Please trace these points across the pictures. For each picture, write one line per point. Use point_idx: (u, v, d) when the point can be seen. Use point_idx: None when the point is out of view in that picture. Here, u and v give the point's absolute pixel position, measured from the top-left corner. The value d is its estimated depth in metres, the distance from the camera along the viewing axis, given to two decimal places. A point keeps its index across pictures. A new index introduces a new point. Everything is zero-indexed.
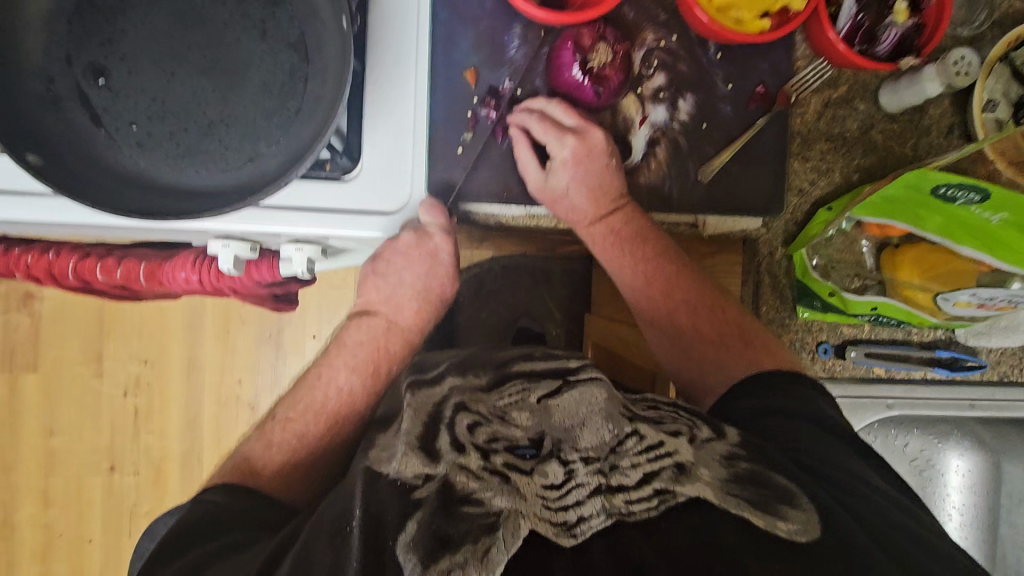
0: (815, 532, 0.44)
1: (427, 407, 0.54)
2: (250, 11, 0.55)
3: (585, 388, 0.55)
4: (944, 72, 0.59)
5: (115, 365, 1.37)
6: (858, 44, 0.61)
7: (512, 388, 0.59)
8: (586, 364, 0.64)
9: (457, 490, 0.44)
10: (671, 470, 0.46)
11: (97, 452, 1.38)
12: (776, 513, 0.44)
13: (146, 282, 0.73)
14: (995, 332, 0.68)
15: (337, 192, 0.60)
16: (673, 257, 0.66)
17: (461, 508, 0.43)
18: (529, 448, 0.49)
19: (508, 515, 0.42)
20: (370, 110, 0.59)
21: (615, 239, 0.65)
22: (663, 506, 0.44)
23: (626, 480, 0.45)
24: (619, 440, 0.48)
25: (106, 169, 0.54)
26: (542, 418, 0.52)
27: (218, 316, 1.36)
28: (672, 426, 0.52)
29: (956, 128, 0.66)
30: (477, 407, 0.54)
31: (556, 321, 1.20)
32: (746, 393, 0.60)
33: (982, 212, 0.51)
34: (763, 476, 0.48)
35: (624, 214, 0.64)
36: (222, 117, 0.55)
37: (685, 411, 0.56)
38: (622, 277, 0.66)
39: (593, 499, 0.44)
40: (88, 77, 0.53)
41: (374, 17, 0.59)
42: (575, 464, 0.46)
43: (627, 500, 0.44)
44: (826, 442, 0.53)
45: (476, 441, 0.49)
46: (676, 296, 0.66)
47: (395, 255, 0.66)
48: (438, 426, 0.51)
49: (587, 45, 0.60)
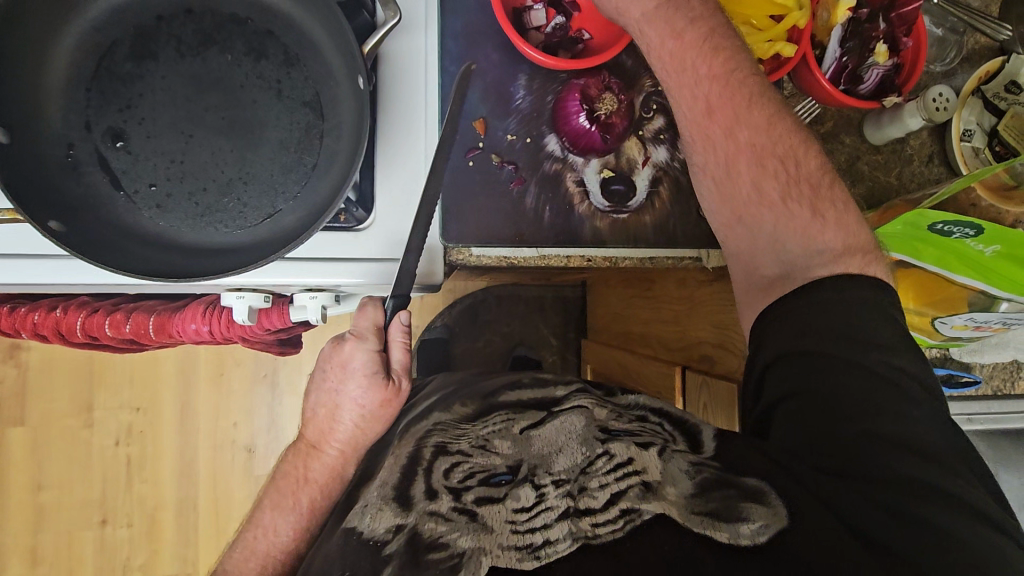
0: (783, 521, 0.46)
1: (408, 449, 0.57)
2: (265, 72, 0.56)
3: (566, 416, 0.58)
4: (924, 107, 0.63)
5: (106, 415, 1.34)
6: (843, 84, 0.64)
7: (495, 418, 0.61)
8: (571, 390, 0.67)
9: (425, 538, 0.46)
10: (638, 488, 0.48)
11: (89, 505, 1.34)
12: (740, 517, 0.46)
13: (156, 335, 0.72)
14: (987, 349, 0.70)
15: (353, 242, 0.61)
16: (778, 137, 0.58)
17: (427, 556, 0.44)
18: (505, 474, 0.51)
19: (470, 555, 0.43)
20: (381, 162, 0.61)
21: (721, 110, 0.58)
22: (629, 526, 0.45)
23: (594, 503, 0.47)
24: (589, 461, 0.51)
25: (123, 230, 0.54)
26: (522, 446, 0.54)
27: (212, 359, 1.35)
28: (646, 438, 0.55)
29: (936, 157, 0.71)
30: (457, 445, 0.55)
31: (551, 348, 1.32)
32: (771, 325, 0.56)
33: (976, 245, 0.54)
34: (729, 479, 0.49)
35: (721, 79, 0.57)
36: (239, 175, 0.56)
37: (668, 426, 0.58)
38: (681, 103, 0.59)
39: (560, 522, 0.46)
40: (107, 141, 0.55)
41: (384, 73, 0.61)
42: (546, 488, 0.48)
43: (593, 523, 0.46)
44: (844, 404, 0.51)
45: (449, 483, 0.51)
46: (767, 184, 0.58)
47: (320, 369, 0.66)
48: (415, 472, 0.53)
49: (594, 95, 0.65)
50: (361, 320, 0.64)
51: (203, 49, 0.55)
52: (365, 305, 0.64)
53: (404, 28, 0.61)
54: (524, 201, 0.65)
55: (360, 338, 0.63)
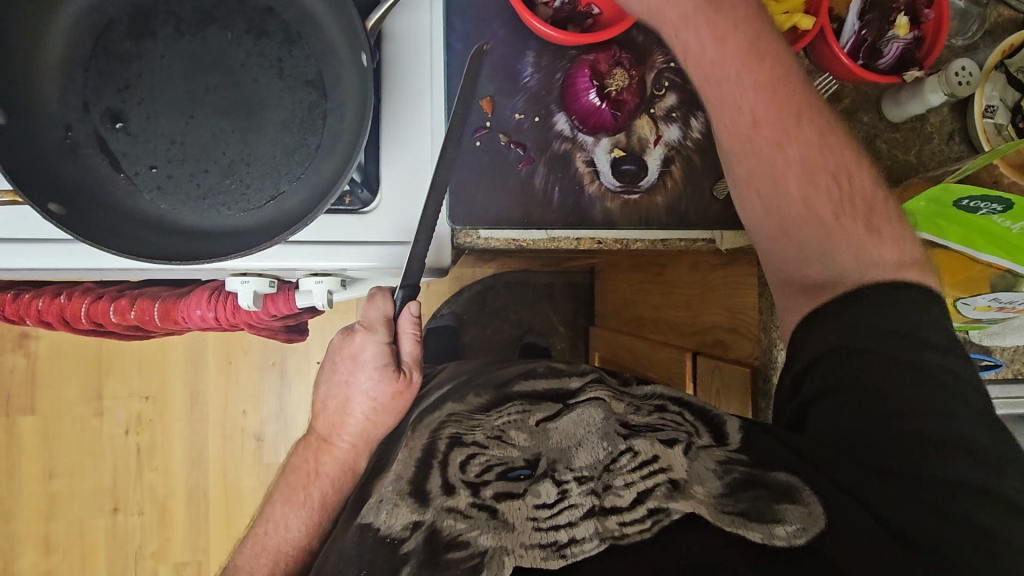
0: (819, 523, 0.44)
1: (422, 441, 0.56)
2: (266, 50, 0.55)
3: (583, 409, 0.56)
4: (946, 81, 0.60)
5: (116, 404, 1.35)
6: (862, 57, 0.63)
7: (510, 409, 0.60)
8: (587, 380, 0.65)
9: (444, 535, 0.45)
10: (665, 486, 0.47)
11: (100, 494, 1.35)
12: (773, 519, 0.45)
13: (161, 321, 0.71)
14: (1009, 332, 0.68)
15: (358, 224, 0.60)
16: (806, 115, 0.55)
17: (446, 555, 0.43)
18: (523, 469, 0.50)
19: (492, 555, 0.43)
20: (386, 142, 0.60)
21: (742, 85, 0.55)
22: (657, 526, 0.44)
23: (620, 501, 0.46)
24: (612, 457, 0.50)
25: (125, 214, 0.54)
26: (540, 438, 0.54)
27: (220, 347, 1.35)
28: (669, 434, 0.53)
29: (956, 135, 0.68)
30: (472, 436, 0.55)
31: (560, 336, 1.31)
32: (818, 322, 0.55)
33: (1004, 221, 0.52)
34: (758, 479, 0.48)
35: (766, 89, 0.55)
36: (241, 157, 0.55)
37: (690, 416, 0.57)
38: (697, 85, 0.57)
39: (585, 521, 0.45)
40: (106, 123, 0.53)
41: (388, 50, 0.60)
42: (568, 484, 0.47)
43: (620, 522, 0.44)
44: (889, 401, 0.50)
45: (466, 477, 0.50)
46: (791, 172, 0.56)
47: (330, 362, 0.66)
48: (431, 463, 0.52)
49: (604, 71, 0.63)
50: (370, 310, 0.64)
51: (203, 28, 0.54)
52: (375, 294, 0.64)
53: (409, 5, 0.60)
54: (532, 181, 0.63)
55: (371, 329, 0.63)
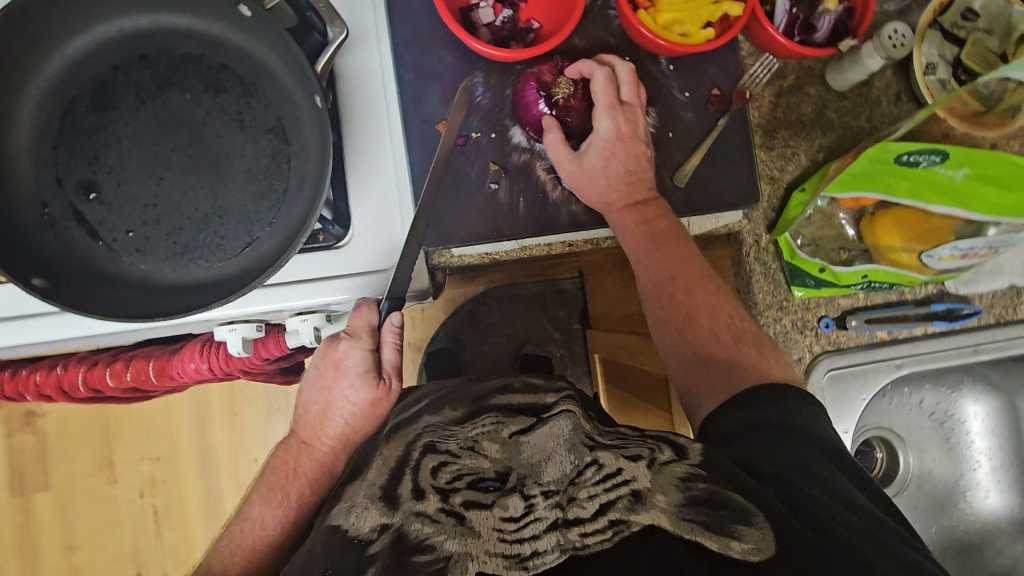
0: (771, 551, 0.41)
1: (398, 452, 0.58)
2: (226, 105, 0.57)
3: (554, 422, 0.56)
4: (880, 47, 0.62)
5: (127, 468, 1.35)
6: (797, 34, 0.65)
7: (483, 421, 0.61)
8: (561, 397, 0.65)
9: (411, 538, 0.44)
10: (628, 497, 0.44)
11: (122, 559, 1.35)
12: (730, 533, 0.41)
13: (157, 379, 0.72)
14: (982, 278, 0.71)
15: (333, 258, 0.61)
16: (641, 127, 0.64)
17: (412, 559, 0.41)
18: (492, 481, 0.50)
19: (455, 560, 0.40)
20: (352, 177, 0.62)
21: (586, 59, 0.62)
22: (618, 537, 0.41)
23: (583, 513, 0.43)
24: (578, 471, 0.48)
25: (107, 279, 0.55)
26: (511, 451, 0.54)
27: (224, 397, 1.36)
28: (634, 451, 0.52)
29: (903, 95, 0.70)
30: (447, 445, 0.56)
31: (557, 342, 1.32)
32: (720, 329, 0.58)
33: (947, 170, 0.58)
34: (721, 496, 0.44)
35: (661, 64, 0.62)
36: (213, 210, 0.56)
37: (653, 439, 0.55)
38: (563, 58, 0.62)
39: (548, 534, 0.42)
40: (80, 194, 0.55)
41: (342, 89, 0.62)
42: (535, 498, 0.46)
43: (582, 533, 0.42)
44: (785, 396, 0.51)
45: (437, 483, 0.50)
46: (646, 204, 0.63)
47: (310, 370, 0.66)
48: (404, 470, 0.53)
49: (549, 81, 0.64)
50: (355, 319, 0.62)
51: (161, 92, 0.56)
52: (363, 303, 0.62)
53: (356, 43, 0.62)
54: (495, 195, 0.65)
55: (355, 337, 0.63)
